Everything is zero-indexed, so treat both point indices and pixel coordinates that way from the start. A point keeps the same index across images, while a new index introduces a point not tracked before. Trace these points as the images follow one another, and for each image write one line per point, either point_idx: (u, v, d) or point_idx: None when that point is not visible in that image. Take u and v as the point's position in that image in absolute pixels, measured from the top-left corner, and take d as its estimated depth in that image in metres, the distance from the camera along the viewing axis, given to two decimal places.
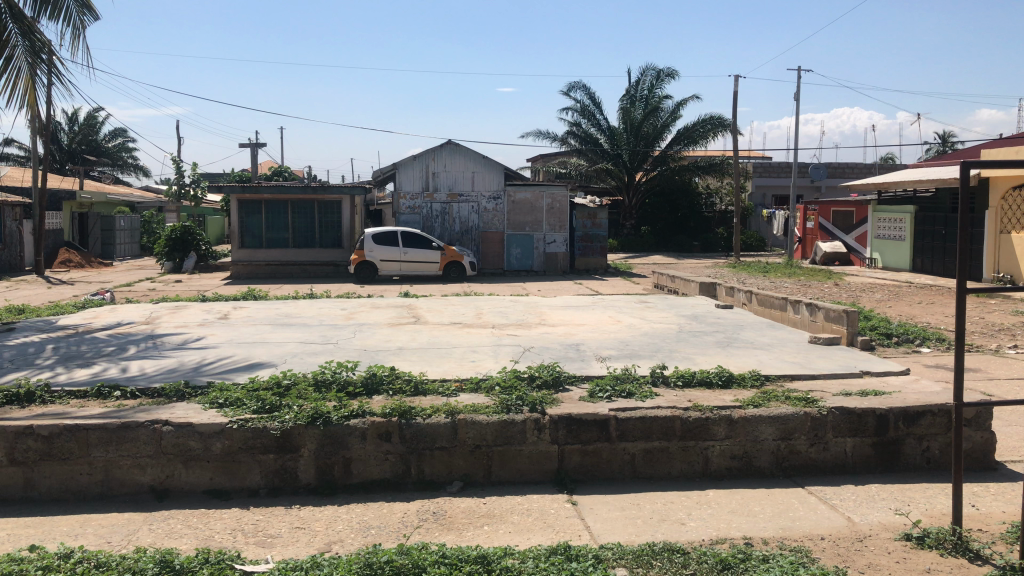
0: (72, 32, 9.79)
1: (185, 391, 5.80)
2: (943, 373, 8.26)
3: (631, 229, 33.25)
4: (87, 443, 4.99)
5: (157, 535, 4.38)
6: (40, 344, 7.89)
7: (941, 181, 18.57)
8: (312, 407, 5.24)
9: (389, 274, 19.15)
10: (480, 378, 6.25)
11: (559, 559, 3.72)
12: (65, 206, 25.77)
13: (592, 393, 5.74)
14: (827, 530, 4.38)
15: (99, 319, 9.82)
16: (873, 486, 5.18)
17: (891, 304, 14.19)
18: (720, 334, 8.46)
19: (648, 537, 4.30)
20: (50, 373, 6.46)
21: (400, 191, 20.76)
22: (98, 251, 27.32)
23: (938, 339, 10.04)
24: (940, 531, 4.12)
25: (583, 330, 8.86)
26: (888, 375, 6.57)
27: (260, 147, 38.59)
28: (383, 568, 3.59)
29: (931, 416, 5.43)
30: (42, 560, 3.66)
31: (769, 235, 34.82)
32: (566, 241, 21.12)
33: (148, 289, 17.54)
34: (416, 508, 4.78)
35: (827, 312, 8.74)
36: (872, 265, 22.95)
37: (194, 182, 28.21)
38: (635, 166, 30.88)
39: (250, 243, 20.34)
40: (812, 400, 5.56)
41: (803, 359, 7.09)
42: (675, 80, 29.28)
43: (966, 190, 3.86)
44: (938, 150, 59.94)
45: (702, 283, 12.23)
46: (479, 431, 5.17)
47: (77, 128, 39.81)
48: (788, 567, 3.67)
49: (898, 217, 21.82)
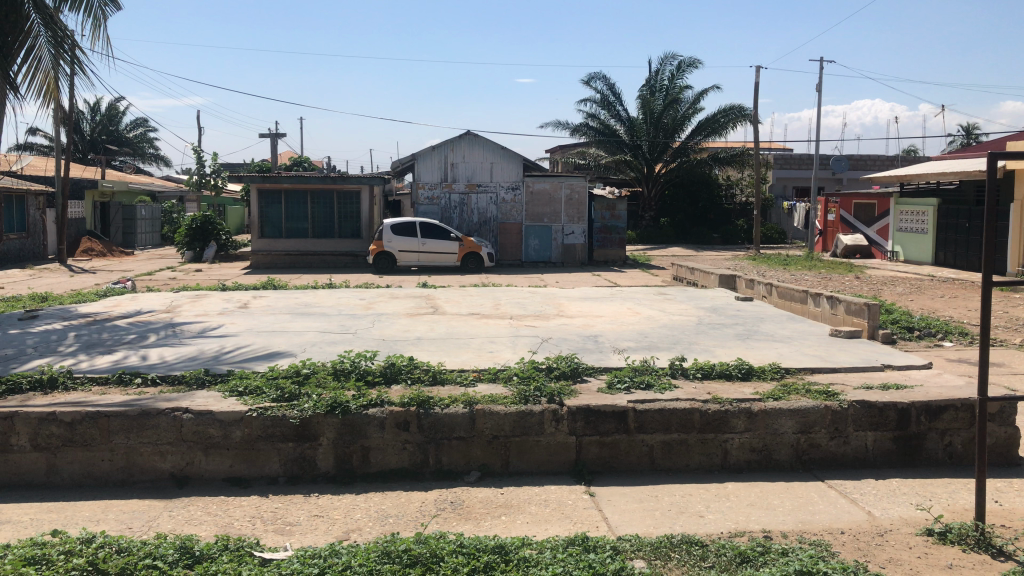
0: (94, 23, 9.84)
1: (205, 379, 5.85)
2: (967, 367, 8.16)
3: (651, 221, 32.91)
4: (109, 430, 5.04)
5: (177, 521, 4.42)
6: (63, 331, 7.99)
7: (964, 174, 18.29)
8: (332, 396, 5.25)
9: (408, 265, 19.18)
10: (499, 368, 6.23)
11: (577, 550, 3.71)
12: (86, 194, 26.02)
13: (610, 384, 5.72)
14: (848, 524, 4.36)
15: (120, 306, 9.89)
16: (893, 480, 5.13)
17: (913, 298, 14.02)
18: (741, 326, 8.42)
19: (667, 529, 4.29)
20: (73, 360, 6.54)
21: (418, 182, 20.92)
22: (119, 240, 27.66)
23: (962, 333, 9.93)
24: (962, 527, 4.07)
25: (602, 322, 8.80)
26: (911, 369, 6.51)
27: (280, 138, 38.75)
28: (402, 556, 3.60)
29: (954, 411, 5.37)
30: (64, 545, 3.69)
31: (790, 227, 34.60)
32: (585, 233, 21.07)
33: (168, 279, 17.69)
34: (434, 497, 4.79)
35: (848, 305, 8.64)
36: (894, 258, 22.81)
37: (216, 172, 28.30)
38: (654, 157, 30.59)
39: (269, 233, 20.46)
40: (832, 393, 5.52)
41: (824, 353, 7.02)
42: (696, 70, 29.05)
43: (993, 182, 3.76)
44: (964, 139, 58.83)
45: (723, 275, 12.15)
46: (496, 421, 5.17)
47: (99, 119, 40.51)
48: (809, 561, 3.61)
49: (920, 210, 21.59)
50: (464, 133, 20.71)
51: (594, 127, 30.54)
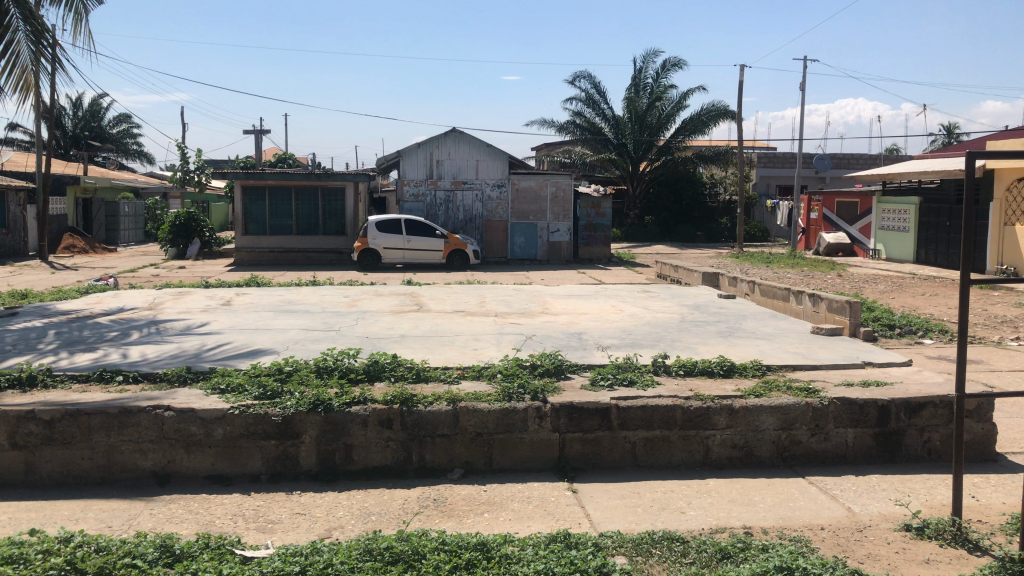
0: (76, 17, 9.75)
1: (188, 376, 5.83)
2: (946, 364, 8.24)
3: (635, 219, 33.06)
4: (89, 428, 5.00)
5: (158, 520, 4.40)
6: (43, 328, 7.92)
7: (944, 173, 18.45)
8: (314, 393, 5.24)
9: (392, 262, 19.13)
10: (483, 365, 6.25)
11: (559, 547, 3.72)
12: (68, 190, 25.81)
13: (593, 381, 5.74)
14: (827, 520, 4.39)
15: (102, 303, 9.85)
16: (873, 476, 5.17)
17: (895, 296, 14.15)
18: (723, 324, 8.47)
19: (649, 526, 4.31)
20: (52, 357, 6.48)
21: (404, 178, 20.83)
22: (102, 236, 27.32)
23: (942, 330, 10.02)
24: (940, 522, 4.12)
25: (586, 320, 8.83)
26: (891, 366, 6.56)
27: (264, 134, 38.56)
28: (383, 554, 3.60)
29: (933, 407, 5.43)
30: (42, 544, 3.66)
31: (773, 226, 34.81)
32: (570, 231, 21.10)
33: (150, 276, 17.55)
34: (416, 494, 4.79)
35: (830, 303, 8.70)
36: (876, 256, 22.99)
37: (200, 169, 28.13)
38: (639, 156, 30.71)
39: (253, 230, 20.36)
40: (813, 390, 5.55)
41: (805, 350, 7.07)
42: (680, 69, 29.19)
43: (970, 182, 3.80)
44: (945, 138, 59.75)
45: (705, 274, 12.20)
46: (480, 418, 5.17)
47: (81, 114, 40.16)
48: (788, 557, 3.64)
49: (902, 208, 21.79)
50: (451, 130, 20.71)
51: (580, 125, 30.59)
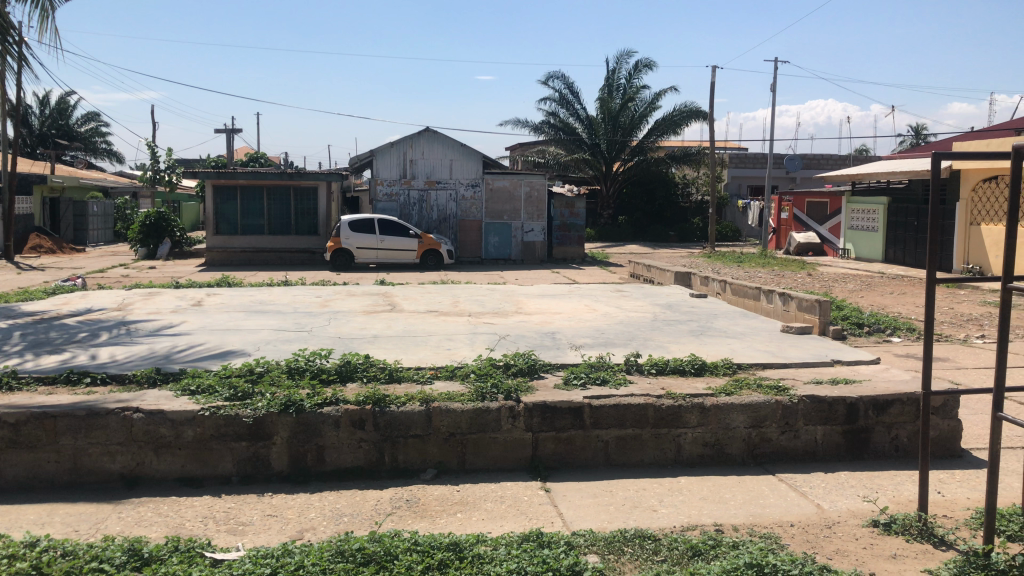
0: (42, 14, 9.60)
1: (157, 378, 5.76)
2: (913, 362, 8.37)
3: (608, 219, 33.37)
4: (56, 431, 4.93)
5: (126, 523, 4.35)
6: (9, 330, 7.78)
7: (912, 173, 18.73)
8: (285, 395, 5.20)
9: (366, 262, 19.04)
10: (456, 365, 6.24)
11: (531, 546, 3.72)
12: (35, 190, 25.39)
13: (567, 380, 5.76)
14: (797, 516, 4.44)
15: (69, 304, 9.70)
16: (842, 473, 5.24)
17: (864, 294, 14.33)
18: (695, 323, 8.53)
19: (621, 524, 4.33)
20: (17, 360, 6.37)
21: (377, 178, 20.67)
22: (69, 236, 26.90)
23: (910, 328, 10.17)
24: (907, 517, 4.18)
25: (559, 319, 8.85)
26: (859, 364, 6.65)
27: (236, 133, 38.19)
28: (355, 556, 3.59)
29: (900, 404, 5.51)
30: (7, 549, 3.60)
31: (744, 226, 35.15)
32: (544, 230, 21.12)
33: (119, 276, 17.30)
34: (389, 495, 4.77)
35: (800, 301, 8.79)
36: (846, 256, 23.27)
37: (170, 168, 27.81)
38: (612, 156, 30.77)
39: (225, 229, 20.16)
40: (783, 388, 5.61)
41: (775, 349, 7.15)
42: (651, 70, 29.38)
43: (936, 182, 3.85)
44: (912, 138, 60.71)
45: (678, 273, 12.28)
46: (453, 419, 5.16)
47: (48, 112, 39.56)
48: (758, 554, 3.67)
49: (871, 208, 22.08)
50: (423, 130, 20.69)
51: (553, 125, 30.63)
